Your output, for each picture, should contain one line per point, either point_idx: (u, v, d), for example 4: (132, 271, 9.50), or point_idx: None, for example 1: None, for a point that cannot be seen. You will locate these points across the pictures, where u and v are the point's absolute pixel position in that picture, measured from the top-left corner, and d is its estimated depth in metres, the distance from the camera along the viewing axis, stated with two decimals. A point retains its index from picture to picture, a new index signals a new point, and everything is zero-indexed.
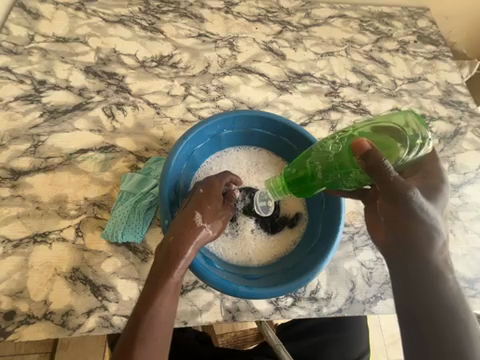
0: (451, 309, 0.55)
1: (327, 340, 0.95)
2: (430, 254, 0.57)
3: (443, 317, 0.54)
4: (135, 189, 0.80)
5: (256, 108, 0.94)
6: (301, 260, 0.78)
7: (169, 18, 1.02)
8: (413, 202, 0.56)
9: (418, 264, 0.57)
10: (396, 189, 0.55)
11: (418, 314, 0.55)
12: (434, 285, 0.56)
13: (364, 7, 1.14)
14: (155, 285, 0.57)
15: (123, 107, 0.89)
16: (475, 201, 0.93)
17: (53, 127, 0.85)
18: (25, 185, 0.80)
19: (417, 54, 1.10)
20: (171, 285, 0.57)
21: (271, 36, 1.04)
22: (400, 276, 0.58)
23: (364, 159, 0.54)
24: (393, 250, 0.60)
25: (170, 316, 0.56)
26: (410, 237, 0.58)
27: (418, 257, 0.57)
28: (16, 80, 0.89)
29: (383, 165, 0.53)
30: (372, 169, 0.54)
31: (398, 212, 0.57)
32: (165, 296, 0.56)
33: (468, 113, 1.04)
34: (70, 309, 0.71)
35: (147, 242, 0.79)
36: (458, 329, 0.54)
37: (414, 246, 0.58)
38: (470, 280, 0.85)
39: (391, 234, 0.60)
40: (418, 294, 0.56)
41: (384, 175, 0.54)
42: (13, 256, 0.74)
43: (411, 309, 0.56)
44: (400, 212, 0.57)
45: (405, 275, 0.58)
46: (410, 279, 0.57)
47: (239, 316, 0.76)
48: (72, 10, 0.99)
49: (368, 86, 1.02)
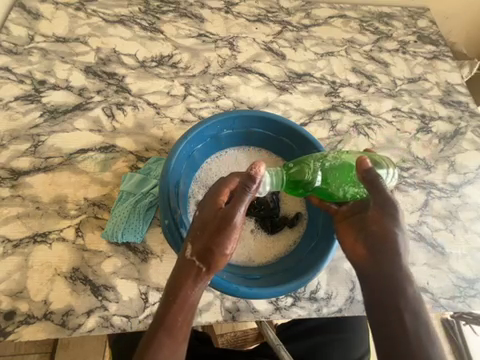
0: (415, 313, 0.55)
1: (326, 340, 0.95)
2: (400, 258, 0.59)
3: (408, 320, 0.55)
4: (135, 189, 0.80)
5: (256, 108, 0.94)
6: (301, 260, 0.78)
7: (169, 18, 1.02)
8: (395, 217, 0.62)
9: (389, 268, 0.59)
10: (386, 200, 0.63)
11: (386, 318, 0.56)
12: (401, 289, 0.57)
13: (364, 7, 1.14)
14: (161, 316, 0.56)
15: (123, 107, 0.89)
16: (476, 201, 0.93)
17: (53, 127, 0.85)
18: (25, 185, 0.80)
19: (417, 54, 1.10)
20: (179, 317, 0.56)
21: (271, 36, 1.04)
22: (369, 282, 0.60)
23: (366, 175, 0.64)
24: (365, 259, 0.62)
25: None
26: (383, 245, 0.61)
27: (388, 262, 0.59)
28: (17, 81, 0.89)
29: (380, 182, 0.63)
30: (370, 186, 0.64)
31: (378, 224, 0.63)
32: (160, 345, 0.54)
33: (468, 113, 1.04)
34: (70, 309, 0.71)
35: (147, 243, 0.79)
36: (419, 330, 0.54)
37: (384, 252, 0.60)
38: (470, 280, 0.85)
39: (370, 244, 0.62)
40: (384, 297, 0.57)
41: (378, 190, 0.63)
42: (13, 256, 0.74)
43: (379, 310, 0.57)
44: (380, 223, 0.63)
45: (374, 279, 0.59)
46: (379, 284, 0.59)
47: (239, 316, 0.76)
48: (73, 10, 0.99)
49: (368, 86, 1.02)
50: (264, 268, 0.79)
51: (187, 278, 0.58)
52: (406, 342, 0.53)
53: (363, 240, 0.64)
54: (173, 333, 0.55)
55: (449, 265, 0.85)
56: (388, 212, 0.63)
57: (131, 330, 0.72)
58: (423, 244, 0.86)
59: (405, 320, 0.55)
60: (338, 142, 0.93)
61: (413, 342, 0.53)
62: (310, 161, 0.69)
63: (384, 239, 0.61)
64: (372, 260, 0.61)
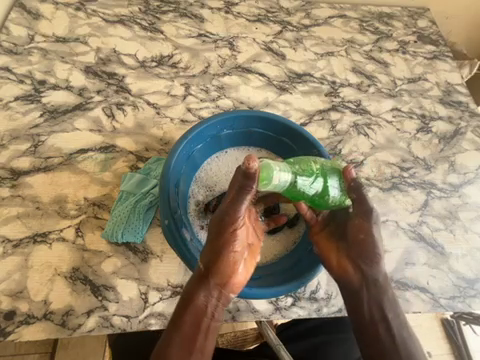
0: (396, 317, 0.66)
1: (329, 340, 0.95)
2: (380, 264, 0.67)
3: (394, 327, 0.65)
4: (135, 189, 0.81)
5: (256, 108, 0.94)
6: (302, 260, 0.79)
7: (169, 18, 1.02)
8: (375, 222, 0.67)
9: (372, 275, 0.67)
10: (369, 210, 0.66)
11: (373, 325, 0.65)
12: (383, 296, 0.66)
13: (364, 7, 1.14)
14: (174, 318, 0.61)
15: (123, 107, 0.89)
16: (475, 201, 0.93)
17: (53, 127, 0.85)
18: (25, 185, 0.80)
19: (417, 54, 1.10)
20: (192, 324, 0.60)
21: (271, 36, 1.04)
22: (356, 289, 0.67)
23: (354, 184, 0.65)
24: (349, 264, 0.68)
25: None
26: (366, 252, 0.67)
27: (372, 269, 0.67)
28: (17, 80, 0.89)
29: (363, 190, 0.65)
30: (357, 197, 0.65)
31: (361, 231, 0.67)
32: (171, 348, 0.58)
33: (468, 113, 1.04)
34: (70, 309, 0.71)
35: (147, 243, 0.79)
36: (403, 334, 0.65)
37: (367, 258, 0.67)
38: (470, 280, 0.85)
39: (352, 251, 0.68)
40: (371, 305, 0.66)
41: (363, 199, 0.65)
42: (12, 256, 0.74)
43: (368, 319, 0.66)
44: (363, 230, 0.67)
45: (361, 287, 0.67)
46: (365, 293, 0.67)
47: (239, 316, 0.76)
48: (73, 10, 0.99)
49: (368, 86, 1.02)
50: (266, 267, 0.79)
51: (199, 284, 0.61)
52: (390, 346, 0.64)
53: (346, 248, 0.69)
54: (185, 339, 0.59)
55: (449, 265, 0.85)
56: (371, 219, 0.66)
57: (131, 330, 0.72)
58: (423, 244, 0.86)
59: (388, 326, 0.65)
60: (338, 142, 0.93)
61: (398, 347, 0.64)
62: (311, 162, 0.66)
63: (367, 247, 0.67)
64: (356, 269, 0.68)
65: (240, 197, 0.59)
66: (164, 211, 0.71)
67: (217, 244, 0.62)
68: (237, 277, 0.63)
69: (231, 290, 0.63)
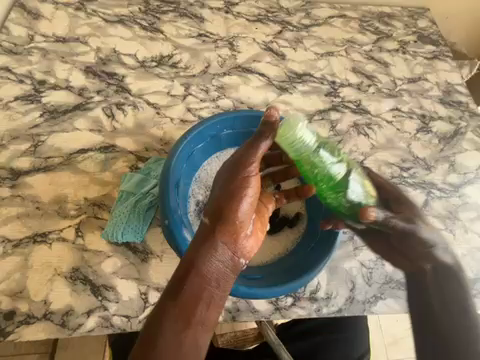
0: (462, 310, 0.69)
1: (328, 339, 0.95)
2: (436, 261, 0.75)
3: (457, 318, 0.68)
4: (135, 189, 0.81)
5: (256, 108, 0.94)
6: (303, 261, 0.79)
7: (169, 18, 1.02)
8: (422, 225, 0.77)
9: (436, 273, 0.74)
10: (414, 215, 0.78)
11: (442, 317, 0.69)
12: (463, 299, 0.71)
13: (364, 7, 1.14)
14: (173, 286, 0.55)
15: (123, 107, 0.89)
16: (476, 201, 0.93)
17: (53, 127, 0.85)
18: (25, 185, 0.80)
19: (417, 54, 1.09)
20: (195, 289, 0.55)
21: (271, 36, 1.04)
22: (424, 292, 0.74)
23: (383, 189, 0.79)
24: (416, 269, 0.77)
25: (177, 333, 0.53)
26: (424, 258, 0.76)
27: (436, 268, 0.74)
28: (17, 80, 0.89)
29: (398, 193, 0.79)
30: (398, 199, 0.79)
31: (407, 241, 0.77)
32: (167, 318, 0.54)
33: (468, 113, 1.03)
34: (70, 309, 0.71)
35: (147, 243, 0.79)
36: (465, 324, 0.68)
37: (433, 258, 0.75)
38: (470, 280, 0.85)
39: (411, 253, 0.77)
40: (443, 297, 0.71)
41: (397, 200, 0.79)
42: (13, 255, 0.74)
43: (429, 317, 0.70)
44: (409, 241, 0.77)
45: (424, 287, 0.75)
46: (430, 285, 0.73)
47: (239, 316, 0.76)
48: (73, 10, 0.99)
49: (368, 86, 1.02)
50: (267, 267, 0.79)
51: (202, 245, 0.56)
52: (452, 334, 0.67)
53: (410, 250, 0.77)
54: (183, 309, 0.54)
55: None
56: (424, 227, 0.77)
57: (132, 330, 0.72)
58: None
59: (450, 316, 0.69)
60: (338, 142, 0.93)
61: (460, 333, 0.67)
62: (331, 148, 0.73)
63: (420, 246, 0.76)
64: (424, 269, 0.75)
65: (252, 149, 0.62)
66: (165, 211, 0.72)
67: (223, 201, 0.59)
68: (244, 242, 0.59)
69: (238, 254, 0.59)
